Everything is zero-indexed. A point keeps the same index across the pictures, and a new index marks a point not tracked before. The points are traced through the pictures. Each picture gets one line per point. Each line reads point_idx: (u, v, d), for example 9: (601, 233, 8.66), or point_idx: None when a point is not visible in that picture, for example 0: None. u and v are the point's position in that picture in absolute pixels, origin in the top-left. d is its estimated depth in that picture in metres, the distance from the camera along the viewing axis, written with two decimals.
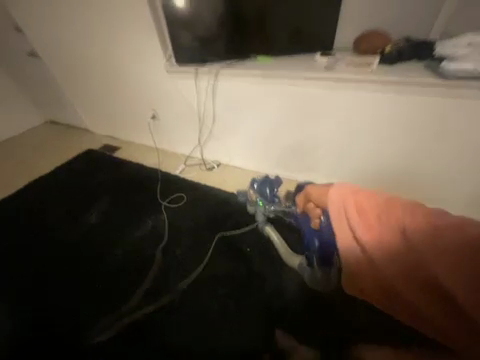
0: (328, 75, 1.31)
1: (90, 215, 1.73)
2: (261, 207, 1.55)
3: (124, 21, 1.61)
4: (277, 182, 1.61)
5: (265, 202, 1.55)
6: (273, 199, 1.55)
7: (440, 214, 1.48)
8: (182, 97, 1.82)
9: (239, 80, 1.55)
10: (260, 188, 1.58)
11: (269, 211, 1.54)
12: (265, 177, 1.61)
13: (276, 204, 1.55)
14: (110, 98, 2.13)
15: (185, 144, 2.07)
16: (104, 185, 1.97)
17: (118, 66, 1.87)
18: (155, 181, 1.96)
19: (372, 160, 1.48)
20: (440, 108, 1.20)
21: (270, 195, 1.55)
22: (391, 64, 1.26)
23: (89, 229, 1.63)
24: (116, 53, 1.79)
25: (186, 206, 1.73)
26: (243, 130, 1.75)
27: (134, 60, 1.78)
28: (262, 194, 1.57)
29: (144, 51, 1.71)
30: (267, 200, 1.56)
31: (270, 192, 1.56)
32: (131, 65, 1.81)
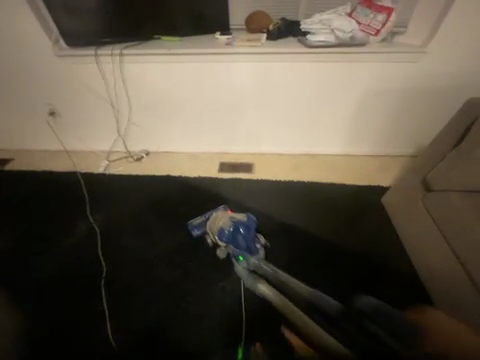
0: (230, 50, 1.49)
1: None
2: (243, 262, 1.22)
3: None
4: (252, 222, 1.30)
5: (246, 256, 1.22)
6: (251, 247, 1.24)
7: (346, 154, 1.86)
8: (88, 86, 1.65)
9: (146, 60, 1.54)
10: (232, 236, 1.24)
11: (254, 265, 1.21)
12: (238, 220, 1.27)
13: (258, 254, 1.25)
14: None
15: (103, 138, 1.90)
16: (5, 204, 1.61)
17: None
18: (76, 184, 1.73)
19: (282, 122, 1.75)
20: (321, 70, 1.52)
21: (248, 243, 1.24)
22: (274, 40, 1.53)
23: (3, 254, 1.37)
24: None
25: (121, 200, 1.63)
26: (165, 112, 1.76)
27: (15, 46, 1.52)
28: (238, 244, 1.24)
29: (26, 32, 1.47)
30: (246, 250, 1.24)
31: (247, 240, 1.24)
32: (12, 52, 1.54)
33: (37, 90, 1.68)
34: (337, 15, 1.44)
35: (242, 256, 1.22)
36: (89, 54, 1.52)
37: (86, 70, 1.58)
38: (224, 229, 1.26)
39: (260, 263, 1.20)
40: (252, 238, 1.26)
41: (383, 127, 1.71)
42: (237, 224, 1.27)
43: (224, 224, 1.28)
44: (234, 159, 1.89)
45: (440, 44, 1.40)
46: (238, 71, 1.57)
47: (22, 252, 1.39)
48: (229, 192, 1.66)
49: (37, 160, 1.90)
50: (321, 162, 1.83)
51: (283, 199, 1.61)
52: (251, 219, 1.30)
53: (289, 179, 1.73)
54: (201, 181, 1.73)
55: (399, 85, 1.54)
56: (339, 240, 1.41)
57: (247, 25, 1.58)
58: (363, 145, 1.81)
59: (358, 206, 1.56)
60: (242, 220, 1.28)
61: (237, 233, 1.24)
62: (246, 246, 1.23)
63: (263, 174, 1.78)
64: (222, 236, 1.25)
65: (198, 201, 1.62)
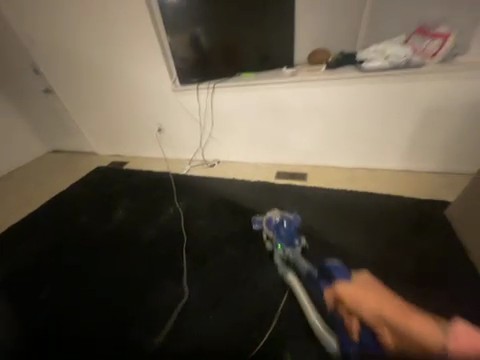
0: (295, 79, 1.85)
1: (116, 211, 1.98)
2: (280, 250, 1.41)
3: (136, 56, 2.09)
4: (297, 221, 1.52)
5: (283, 244, 1.42)
6: (290, 240, 1.43)
7: (403, 170, 1.88)
8: (186, 110, 2.28)
9: (229, 90, 2.05)
10: (277, 227, 1.48)
11: (288, 254, 1.39)
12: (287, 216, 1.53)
13: (295, 248, 1.41)
14: (120, 118, 2.51)
15: (188, 149, 2.49)
16: (122, 189, 2.23)
17: (129, 91, 2.31)
18: (167, 180, 2.29)
19: (337, 136, 1.94)
20: (379, 90, 1.67)
21: (288, 235, 1.44)
22: (333, 69, 1.81)
23: (119, 221, 1.88)
24: (127, 80, 2.25)
25: (198, 193, 2.07)
26: (237, 129, 2.22)
27: (145, 84, 2.23)
28: (279, 234, 1.46)
29: (154, 75, 2.17)
30: (285, 241, 1.44)
31: (288, 233, 1.45)
32: (141, 88, 2.26)
33: (152, 114, 2.40)
34: (391, 44, 1.60)
35: (280, 244, 1.42)
36: (192, 87, 2.12)
37: (188, 99, 2.20)
38: (272, 219, 1.53)
39: (295, 255, 1.38)
40: (293, 233, 1.46)
41: (446, 143, 1.70)
42: (284, 218, 1.52)
43: (273, 216, 1.56)
44: (289, 169, 2.16)
45: None
46: (300, 94, 1.89)
47: (130, 220, 1.88)
48: (283, 195, 1.91)
49: (143, 164, 2.62)
50: (375, 175, 1.91)
51: (335, 206, 1.75)
52: (296, 217, 1.54)
53: (342, 188, 1.87)
54: (261, 185, 2.04)
55: (464, 101, 1.54)
56: (394, 247, 1.44)
57: (309, 61, 1.93)
58: (423, 161, 1.81)
59: (418, 217, 1.55)
60: (288, 216, 1.53)
61: (281, 226, 1.48)
62: (285, 237, 1.44)
63: (316, 183, 1.97)
64: (269, 224, 1.53)
65: (257, 199, 1.93)
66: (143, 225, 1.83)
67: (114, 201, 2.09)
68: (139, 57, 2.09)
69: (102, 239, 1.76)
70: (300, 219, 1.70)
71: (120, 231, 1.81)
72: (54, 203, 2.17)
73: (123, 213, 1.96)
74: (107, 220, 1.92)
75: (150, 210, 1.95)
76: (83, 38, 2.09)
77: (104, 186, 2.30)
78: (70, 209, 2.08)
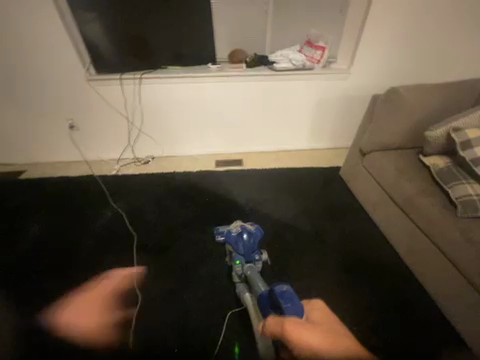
0: (222, 74, 2.02)
1: (39, 222, 1.74)
2: (238, 266, 1.40)
3: (30, 36, 1.73)
4: (258, 235, 1.45)
5: (242, 260, 1.41)
6: (249, 256, 1.42)
7: (311, 148, 2.44)
8: (107, 103, 2.04)
9: (158, 83, 2.01)
10: (236, 242, 1.43)
11: (246, 271, 1.37)
12: (247, 230, 1.44)
13: (254, 263, 1.41)
14: (12, 114, 2.01)
15: (114, 148, 2.24)
16: (36, 199, 1.89)
17: (22, 81, 1.88)
18: (94, 183, 2.02)
19: (262, 125, 2.29)
20: (288, 88, 2.11)
21: (247, 250, 1.42)
22: (251, 67, 2.11)
23: (46, 233, 1.68)
24: (19, 67, 1.82)
25: (139, 190, 1.98)
26: (171, 123, 2.20)
27: (48, 74, 1.88)
28: (238, 249, 1.42)
29: (59, 63, 1.85)
30: (243, 256, 1.43)
31: (247, 248, 1.42)
32: (43, 77, 1.89)
33: (60, 108, 2.03)
34: (293, 51, 2.08)
35: (239, 260, 1.41)
36: (115, 78, 1.95)
37: (109, 91, 1.99)
38: (232, 232, 1.46)
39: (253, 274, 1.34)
40: (252, 248, 1.42)
41: (335, 127, 2.33)
42: (244, 231, 1.43)
43: (233, 229, 1.48)
44: (227, 157, 2.37)
45: (360, 68, 2.06)
46: (228, 88, 2.10)
47: (62, 230, 1.69)
48: (226, 180, 2.10)
49: (53, 170, 2.17)
50: (294, 154, 2.39)
51: (269, 182, 2.10)
52: (258, 231, 1.45)
53: (272, 168, 2.25)
54: (203, 174, 2.14)
55: (340, 95, 2.17)
56: (314, 205, 1.92)
57: (230, 59, 2.15)
58: (323, 141, 2.41)
59: (325, 181, 2.09)
60: (249, 229, 1.44)
61: (240, 241, 1.42)
62: (243, 253, 1.41)
63: (251, 166, 2.28)
64: (228, 238, 1.46)
65: (203, 187, 2.02)
66: (79, 236, 1.66)
67: (32, 213, 1.80)
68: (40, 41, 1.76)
69: (31, 254, 1.57)
70: (245, 196, 1.98)
71: (51, 243, 1.62)
72: None
73: (48, 224, 1.73)
74: (29, 234, 1.67)
75: (84, 219, 1.76)
76: None
77: (6, 204, 1.86)
78: None
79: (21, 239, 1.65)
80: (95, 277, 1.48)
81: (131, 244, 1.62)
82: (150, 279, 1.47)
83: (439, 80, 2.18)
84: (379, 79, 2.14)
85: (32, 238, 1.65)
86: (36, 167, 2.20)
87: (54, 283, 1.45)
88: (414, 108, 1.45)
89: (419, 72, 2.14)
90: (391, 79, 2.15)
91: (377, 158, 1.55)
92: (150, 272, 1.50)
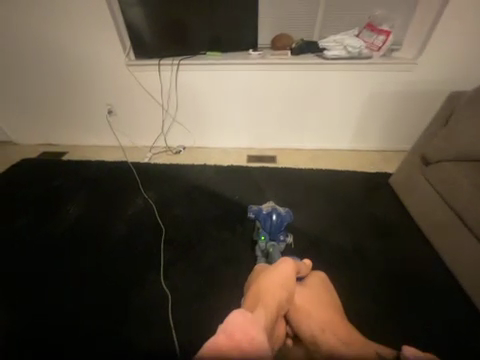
0: (263, 62, 1.85)
1: (75, 204, 1.81)
2: (262, 241, 1.45)
3: (77, 19, 1.75)
4: (286, 218, 1.47)
5: (266, 237, 1.45)
6: (274, 234, 1.46)
7: (355, 149, 2.17)
8: (143, 89, 2.01)
9: (195, 70, 1.92)
10: (264, 219, 1.47)
11: (268, 247, 1.42)
12: (277, 211, 1.46)
13: (277, 243, 1.45)
14: (58, 97, 2.10)
15: (148, 135, 2.25)
16: (74, 181, 1.97)
17: (68, 64, 1.94)
18: (127, 169, 2.06)
19: (301, 120, 2.08)
20: (336, 79, 1.86)
21: (273, 229, 1.46)
22: (296, 54, 1.88)
23: (80, 216, 1.73)
24: (66, 50, 1.88)
25: (169, 180, 1.96)
26: (205, 112, 2.11)
27: (91, 58, 1.90)
28: (265, 226, 1.47)
29: (101, 47, 1.85)
30: (268, 233, 1.47)
31: (274, 227, 1.45)
32: (87, 61, 1.92)
33: (100, 93, 2.05)
34: (348, 36, 1.80)
35: (264, 236, 1.45)
36: (153, 63, 1.89)
37: (146, 77, 1.95)
38: (263, 211, 1.48)
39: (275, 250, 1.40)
40: (279, 228, 1.45)
41: (388, 127, 2.03)
42: (274, 212, 1.46)
43: (264, 207, 1.50)
44: (259, 152, 2.22)
45: (429, 58, 1.71)
46: (268, 78, 1.92)
47: (95, 215, 1.73)
48: (257, 177, 1.98)
49: (90, 153, 2.25)
50: (334, 155, 2.15)
51: (304, 184, 1.92)
52: (288, 214, 1.47)
53: (308, 168, 2.05)
54: (234, 169, 2.04)
55: (399, 90, 1.85)
56: (354, 214, 1.70)
57: (272, 45, 1.95)
58: (369, 141, 2.12)
59: (370, 188, 1.84)
60: (280, 210, 1.47)
61: (268, 219, 1.46)
62: (269, 230, 1.46)
63: (285, 165, 2.10)
64: (258, 215, 1.50)
65: (233, 183, 1.93)
66: (110, 221, 1.70)
67: (69, 194, 1.88)
68: (86, 25, 1.76)
69: (65, 235, 1.62)
70: (276, 197, 1.84)
71: (84, 226, 1.67)
72: None
73: (82, 207, 1.79)
74: (65, 215, 1.74)
75: (116, 204, 1.80)
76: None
77: (48, 183, 1.98)
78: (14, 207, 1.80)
79: (58, 219, 1.72)
80: (122, 265, 1.48)
81: (158, 234, 1.61)
82: (175, 275, 1.44)
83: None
84: (454, 72, 1.75)
85: (67, 217, 1.73)
86: (77, 149, 2.30)
87: (83, 266, 1.48)
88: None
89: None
90: (471, 73, 1.75)
91: (446, 169, 1.28)
92: (175, 267, 1.47)
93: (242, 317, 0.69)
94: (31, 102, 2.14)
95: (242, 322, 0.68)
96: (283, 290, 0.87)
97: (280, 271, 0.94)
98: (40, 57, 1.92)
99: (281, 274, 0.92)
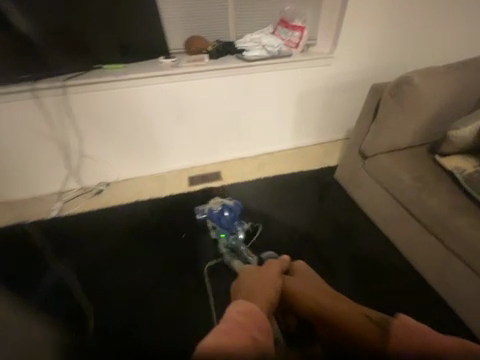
0: (176, 72, 1.57)
1: None
2: (224, 239, 1.39)
3: None
4: (237, 206, 1.52)
5: (226, 233, 1.41)
6: (232, 227, 1.43)
7: (298, 147, 2.10)
8: (24, 124, 1.50)
9: (92, 89, 1.50)
10: (219, 216, 1.44)
11: (231, 241, 1.39)
12: (226, 203, 1.49)
13: (238, 234, 1.42)
14: None
15: (51, 180, 1.72)
16: None
17: None
18: (27, 237, 1.52)
19: (238, 128, 1.90)
20: (261, 81, 1.73)
21: (229, 224, 1.43)
22: (213, 59, 1.67)
23: None
24: None
25: (91, 234, 1.54)
26: (121, 137, 1.71)
27: None
28: (221, 223, 1.43)
29: None
30: (227, 229, 1.43)
31: (230, 221, 1.44)
32: None
33: None
34: (264, 34, 1.69)
35: (223, 233, 1.41)
36: (25, 90, 1.41)
37: (24, 106, 1.45)
38: (213, 209, 1.47)
39: (238, 242, 1.38)
40: (234, 220, 1.46)
41: (323, 120, 2.02)
42: (224, 207, 1.47)
43: (213, 206, 1.49)
44: (202, 170, 1.95)
45: (343, 50, 1.74)
46: (187, 88, 1.65)
47: None
48: (204, 203, 1.71)
49: None
50: (280, 157, 2.05)
51: (256, 197, 1.75)
52: (236, 206, 1.50)
53: (258, 178, 1.88)
54: (176, 199, 1.72)
55: (324, 83, 1.84)
56: (315, 221, 1.62)
57: (187, 50, 1.70)
58: (309, 137, 2.08)
59: (320, 185, 1.79)
60: (229, 204, 1.49)
61: (222, 215, 1.45)
62: (227, 226, 1.43)
63: (232, 179, 1.89)
64: (209, 215, 1.46)
65: (176, 216, 1.63)
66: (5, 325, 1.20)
67: None
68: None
69: None
70: None
71: None
72: None
73: None
74: None
75: (15, 297, 1.29)
76: None
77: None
78: None
79: None
80: None
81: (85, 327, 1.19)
82: None
83: (430, 57, 1.94)
84: (366, 61, 1.83)
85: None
86: None
87: None
88: (434, 99, 1.15)
89: (409, 49, 1.86)
90: (380, 60, 1.86)
91: (383, 162, 1.27)
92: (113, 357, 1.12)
93: (238, 306, 0.58)
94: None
95: (237, 306, 0.58)
96: (275, 282, 0.79)
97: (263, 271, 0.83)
98: None
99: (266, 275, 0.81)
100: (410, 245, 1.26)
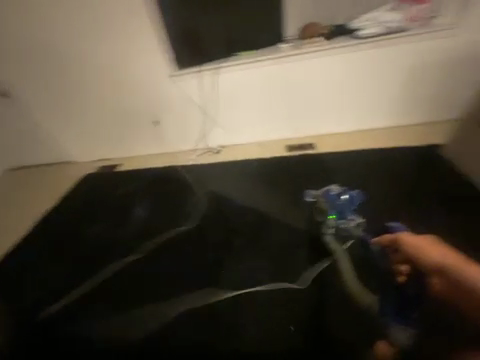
0: (301, 52, 1.92)
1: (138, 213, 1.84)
2: (332, 219, 1.54)
3: (130, 40, 1.98)
4: (357, 196, 1.61)
5: (336, 215, 1.55)
6: (346, 214, 1.55)
7: (398, 126, 2.07)
8: (186, 96, 2.15)
9: (235, 69, 2.02)
10: (333, 198, 1.60)
11: (339, 224, 1.53)
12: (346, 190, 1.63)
13: (350, 221, 1.52)
14: (106, 115, 2.24)
15: (188, 139, 2.31)
16: (131, 191, 2.02)
17: (118, 82, 2.13)
18: (178, 174, 2.10)
19: (342, 101, 2.04)
20: (376, 55, 1.86)
21: (342, 208, 1.56)
22: (330, 39, 1.92)
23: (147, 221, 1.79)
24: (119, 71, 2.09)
25: (220, 176, 2.03)
26: (245, 108, 2.16)
27: (140, 74, 2.09)
28: (334, 205, 1.58)
29: (151, 62, 2.05)
30: (339, 213, 1.56)
31: (345, 204, 1.57)
32: (136, 77, 2.10)
33: (145, 104, 2.20)
34: (382, 13, 1.83)
35: (333, 214, 1.55)
36: (194, 71, 2.05)
37: (191, 82, 2.09)
38: (332, 191, 1.65)
39: (349, 225, 1.51)
40: (349, 208, 1.56)
41: (433, 99, 1.95)
42: (343, 193, 1.62)
43: (332, 190, 1.66)
44: (298, 141, 2.21)
45: (468, 21, 1.71)
46: (305, 65, 1.95)
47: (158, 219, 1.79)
48: (305, 166, 1.98)
49: (137, 164, 2.32)
50: (380, 134, 2.06)
51: (354, 166, 1.88)
52: (357, 195, 1.61)
53: (353, 150, 2.00)
54: (279, 161, 2.06)
55: (441, 57, 1.82)
56: (423, 196, 1.62)
57: (301, 34, 2.01)
58: (412, 115, 2.02)
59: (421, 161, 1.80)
60: (350, 192, 1.62)
61: (338, 198, 1.59)
62: (340, 209, 1.56)
63: (327, 150, 2.07)
64: (325, 195, 1.64)
65: (281, 171, 1.99)
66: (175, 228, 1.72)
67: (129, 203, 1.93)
68: (137, 42, 1.98)
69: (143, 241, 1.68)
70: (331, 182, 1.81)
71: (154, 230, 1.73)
72: (53, 221, 1.93)
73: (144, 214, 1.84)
74: (130, 223, 1.80)
75: (179, 206, 1.84)
76: (70, 36, 2.00)
77: (104, 198, 2.02)
78: (82, 223, 1.88)
79: (127, 228, 1.77)
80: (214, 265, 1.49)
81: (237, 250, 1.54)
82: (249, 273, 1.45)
83: None
84: None
85: (135, 224, 1.79)
86: (121, 164, 2.33)
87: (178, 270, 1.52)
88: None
89: None
90: None
91: None
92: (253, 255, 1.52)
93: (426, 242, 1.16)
94: (76, 120, 2.27)
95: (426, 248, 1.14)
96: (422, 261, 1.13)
97: (416, 236, 1.19)
98: (93, 81, 2.12)
99: (415, 237, 1.18)
100: None
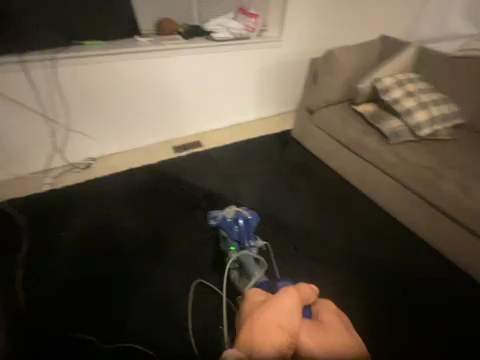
0: (159, 48, 1.81)
1: None
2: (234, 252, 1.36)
3: None
4: (252, 222, 1.43)
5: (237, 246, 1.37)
6: (245, 240, 1.39)
7: (261, 117, 2.51)
8: (12, 97, 1.57)
9: (80, 63, 1.64)
10: (231, 227, 1.39)
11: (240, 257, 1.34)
12: (243, 216, 1.42)
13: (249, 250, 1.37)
14: None
15: (36, 156, 1.76)
16: None
17: None
18: (34, 202, 1.63)
19: (211, 99, 2.18)
20: (229, 55, 2.06)
21: (241, 236, 1.38)
22: (188, 39, 1.95)
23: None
24: None
25: (97, 194, 1.72)
26: (109, 110, 1.84)
27: None
28: (233, 234, 1.39)
29: None
30: (238, 242, 1.39)
31: (241, 233, 1.39)
32: None
33: None
34: (227, 20, 2.07)
35: (234, 246, 1.37)
36: (14, 62, 1.50)
37: (10, 78, 1.52)
38: (227, 218, 1.41)
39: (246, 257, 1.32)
40: (247, 233, 1.41)
41: (278, 94, 2.47)
42: (239, 216, 1.41)
43: (228, 216, 1.42)
44: (182, 140, 2.19)
45: (289, 33, 2.21)
46: (167, 62, 1.88)
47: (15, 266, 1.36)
48: (194, 163, 2.00)
49: None
50: (248, 126, 2.42)
51: (236, 155, 2.10)
52: (253, 219, 1.43)
53: (234, 142, 2.22)
54: (166, 164, 1.96)
55: (278, 61, 2.30)
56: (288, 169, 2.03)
57: (158, 31, 1.94)
58: (269, 108, 2.51)
59: (283, 143, 2.24)
60: (245, 214, 1.43)
61: (236, 225, 1.40)
62: (239, 238, 1.38)
63: (211, 146, 2.17)
64: (222, 223, 1.40)
65: (173, 175, 1.90)
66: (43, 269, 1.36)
67: None
68: None
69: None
70: (220, 174, 1.94)
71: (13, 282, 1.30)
72: None
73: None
74: None
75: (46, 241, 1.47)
76: None
77: None
78: None
79: None
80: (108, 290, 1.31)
81: (88, 302, 1.29)
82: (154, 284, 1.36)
83: (353, 39, 2.50)
84: (306, 43, 2.33)
85: None
86: None
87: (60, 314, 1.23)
88: (347, 67, 1.90)
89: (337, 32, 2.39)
90: (318, 43, 2.38)
91: (324, 113, 1.92)
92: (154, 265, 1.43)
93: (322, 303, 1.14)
94: None
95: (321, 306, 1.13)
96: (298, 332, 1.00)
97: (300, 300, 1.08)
98: None
99: None
100: (355, 169, 1.84)
